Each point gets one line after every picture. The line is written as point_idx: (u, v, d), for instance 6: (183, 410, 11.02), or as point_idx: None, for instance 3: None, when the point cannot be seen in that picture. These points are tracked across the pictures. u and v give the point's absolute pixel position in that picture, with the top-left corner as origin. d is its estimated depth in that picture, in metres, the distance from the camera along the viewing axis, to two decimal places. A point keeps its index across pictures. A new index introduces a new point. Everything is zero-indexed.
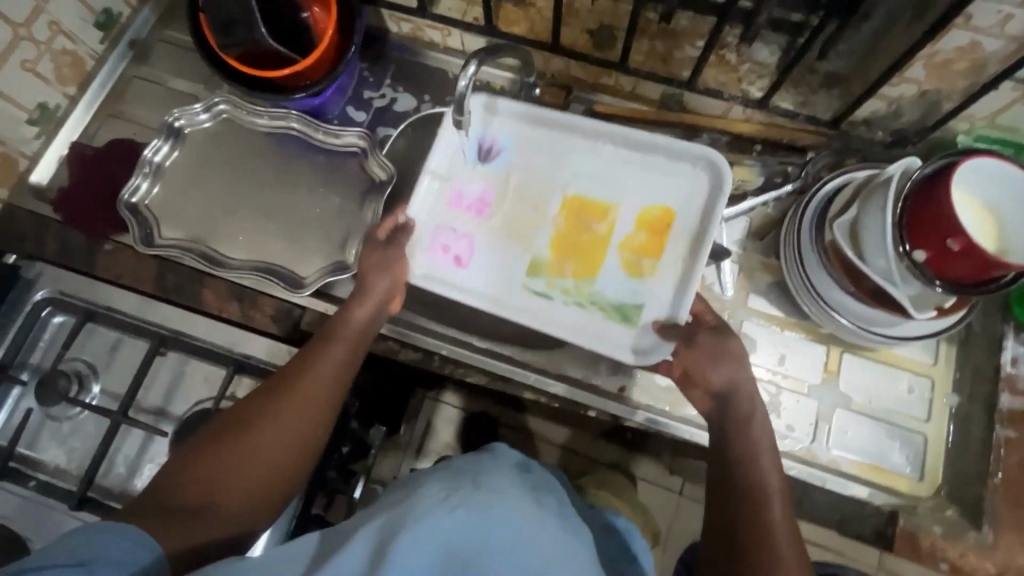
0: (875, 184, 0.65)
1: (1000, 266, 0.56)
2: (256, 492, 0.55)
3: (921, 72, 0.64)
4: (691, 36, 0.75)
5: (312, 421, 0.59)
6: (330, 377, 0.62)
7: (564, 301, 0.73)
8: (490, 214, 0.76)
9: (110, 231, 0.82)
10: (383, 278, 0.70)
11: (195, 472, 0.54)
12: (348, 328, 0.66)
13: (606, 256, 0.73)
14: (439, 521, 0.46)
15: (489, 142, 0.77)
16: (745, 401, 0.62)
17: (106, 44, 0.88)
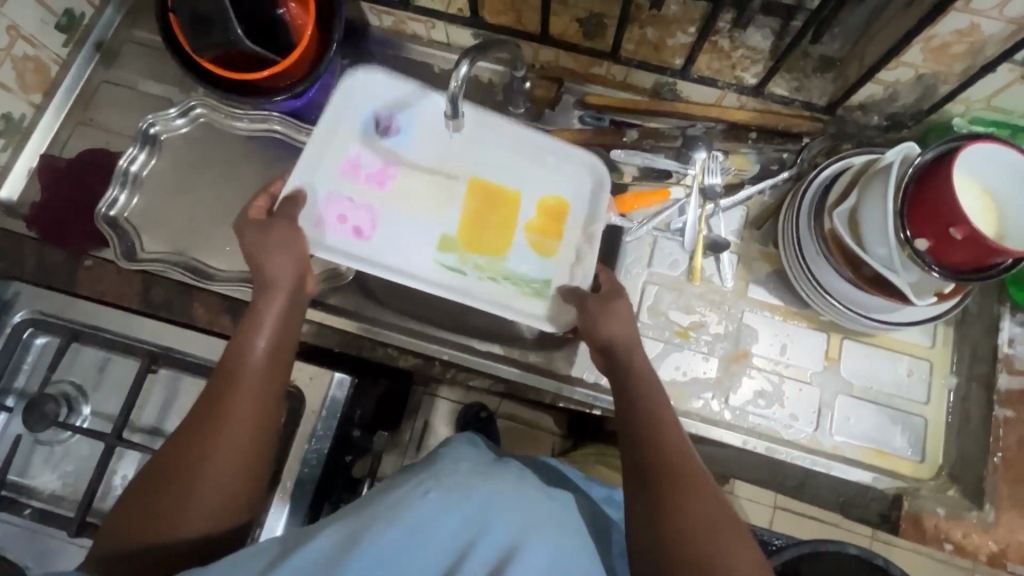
0: (875, 171, 0.64)
1: (1003, 253, 0.56)
2: (211, 514, 0.52)
3: (918, 55, 0.63)
4: (681, 22, 0.74)
5: (247, 424, 0.56)
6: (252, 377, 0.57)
7: (477, 277, 0.72)
8: (391, 188, 0.74)
9: (90, 246, 0.79)
10: (289, 261, 0.63)
11: (143, 512, 0.52)
12: (262, 322, 0.60)
13: (511, 233, 0.74)
14: (420, 513, 0.47)
15: (381, 116, 0.75)
16: (625, 354, 0.62)
17: (70, 47, 0.84)
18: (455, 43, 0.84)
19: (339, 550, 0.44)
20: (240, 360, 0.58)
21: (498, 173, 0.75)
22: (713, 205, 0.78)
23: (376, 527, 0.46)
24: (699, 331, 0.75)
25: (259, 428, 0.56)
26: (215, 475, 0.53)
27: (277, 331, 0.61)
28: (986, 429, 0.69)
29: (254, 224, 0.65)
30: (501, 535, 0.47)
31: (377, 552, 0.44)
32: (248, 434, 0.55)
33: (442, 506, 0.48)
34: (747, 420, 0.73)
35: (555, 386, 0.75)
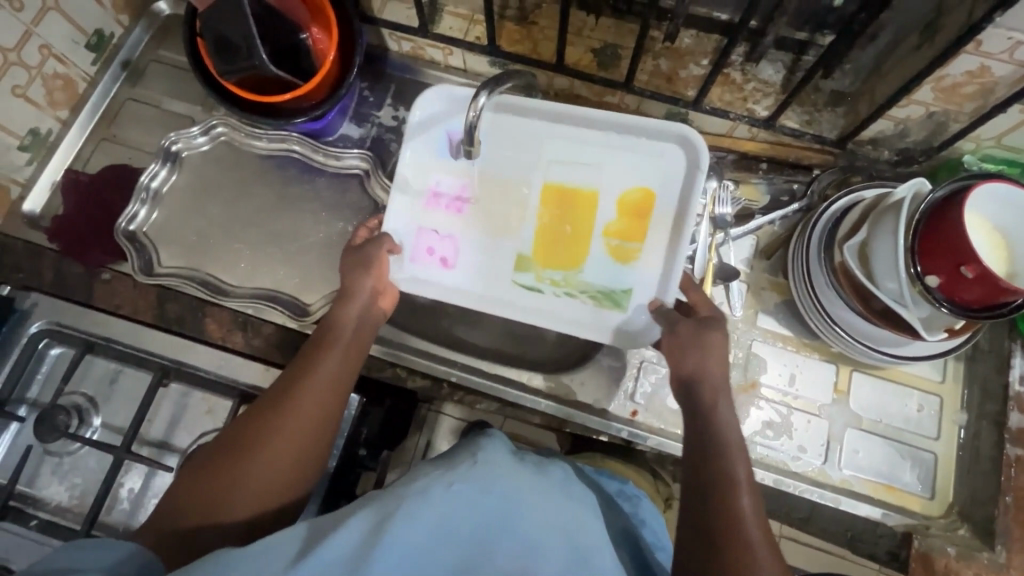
0: (884, 207, 0.65)
1: (1013, 291, 0.56)
2: (256, 497, 0.54)
3: (929, 94, 0.64)
4: (694, 53, 0.76)
5: (314, 421, 0.58)
6: (326, 376, 0.60)
7: (554, 292, 0.71)
8: (472, 206, 0.72)
9: (109, 260, 0.80)
10: (367, 278, 0.67)
11: (197, 481, 0.54)
12: (342, 329, 0.64)
13: (591, 244, 0.70)
14: (442, 503, 0.47)
15: (454, 134, 0.72)
16: (707, 393, 0.58)
17: (98, 65, 0.86)
18: (471, 69, 0.86)
19: (365, 542, 0.43)
20: (316, 359, 0.61)
21: (571, 176, 0.71)
22: (724, 233, 0.78)
23: (398, 520, 0.44)
24: None
25: (320, 426, 0.59)
26: (273, 462, 0.55)
27: (352, 335, 0.65)
28: (997, 467, 0.69)
29: (347, 248, 0.71)
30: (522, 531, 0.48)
31: (401, 546, 0.43)
32: (311, 428, 0.58)
33: (466, 502, 0.47)
34: (754, 451, 0.72)
35: (564, 412, 0.74)
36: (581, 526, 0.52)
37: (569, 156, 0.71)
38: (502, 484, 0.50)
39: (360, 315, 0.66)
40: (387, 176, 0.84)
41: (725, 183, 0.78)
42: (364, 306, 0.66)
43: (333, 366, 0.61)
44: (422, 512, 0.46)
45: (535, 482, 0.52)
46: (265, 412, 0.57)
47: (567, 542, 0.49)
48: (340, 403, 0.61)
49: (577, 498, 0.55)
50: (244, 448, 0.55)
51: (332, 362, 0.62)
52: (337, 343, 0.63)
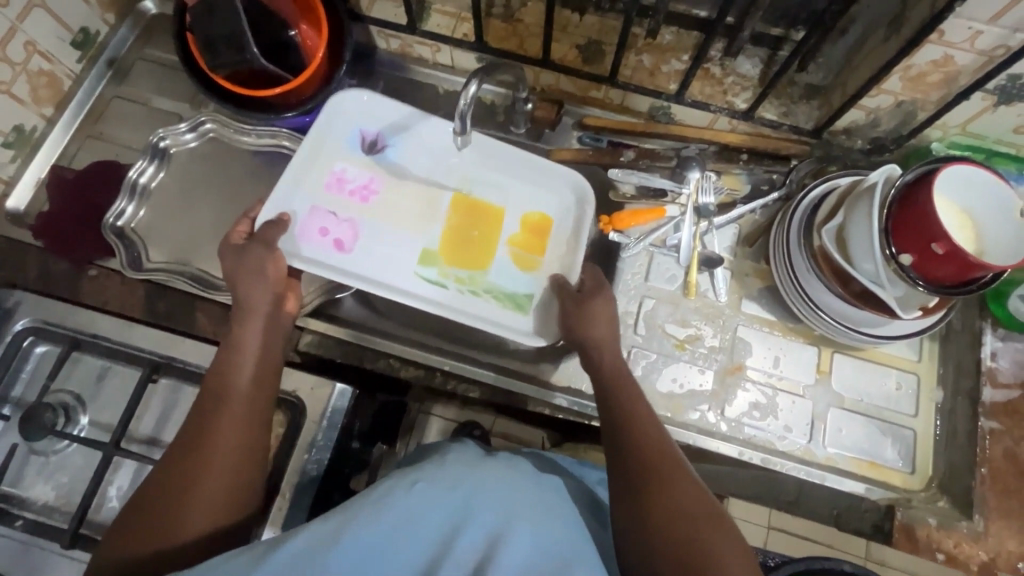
0: (859, 191, 0.68)
1: (982, 267, 0.59)
2: (200, 526, 0.54)
3: (898, 83, 0.67)
4: (675, 49, 0.79)
5: (238, 439, 0.58)
6: (240, 395, 0.60)
7: (458, 289, 0.76)
8: (379, 203, 0.78)
9: (96, 256, 0.79)
10: (265, 286, 0.68)
11: (139, 525, 0.53)
12: (247, 339, 0.65)
13: (496, 252, 0.78)
14: (405, 503, 0.47)
15: (367, 133, 0.81)
16: (597, 356, 0.66)
17: (84, 63, 0.86)
18: (459, 66, 0.88)
19: (322, 542, 0.44)
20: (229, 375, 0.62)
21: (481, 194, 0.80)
22: (708, 222, 0.80)
23: (357, 522, 0.46)
24: (695, 344, 0.77)
25: (251, 434, 0.60)
26: (213, 482, 0.55)
27: (260, 347, 0.65)
28: (972, 440, 0.71)
29: (226, 249, 0.69)
30: (488, 520, 0.48)
31: (356, 545, 0.44)
32: (241, 438, 0.58)
33: (429, 500, 0.48)
34: (742, 431, 0.74)
35: (556, 398, 0.76)
36: (552, 518, 0.51)
37: (479, 175, 0.80)
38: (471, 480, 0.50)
39: (266, 322, 0.66)
40: None
41: (706, 174, 0.80)
42: (265, 319, 0.66)
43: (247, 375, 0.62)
44: (384, 512, 0.46)
45: (503, 474, 0.53)
46: (193, 439, 0.57)
47: (530, 537, 0.48)
48: (263, 408, 0.61)
49: (550, 489, 0.55)
50: (182, 480, 0.55)
51: (245, 371, 0.62)
52: (245, 355, 0.63)
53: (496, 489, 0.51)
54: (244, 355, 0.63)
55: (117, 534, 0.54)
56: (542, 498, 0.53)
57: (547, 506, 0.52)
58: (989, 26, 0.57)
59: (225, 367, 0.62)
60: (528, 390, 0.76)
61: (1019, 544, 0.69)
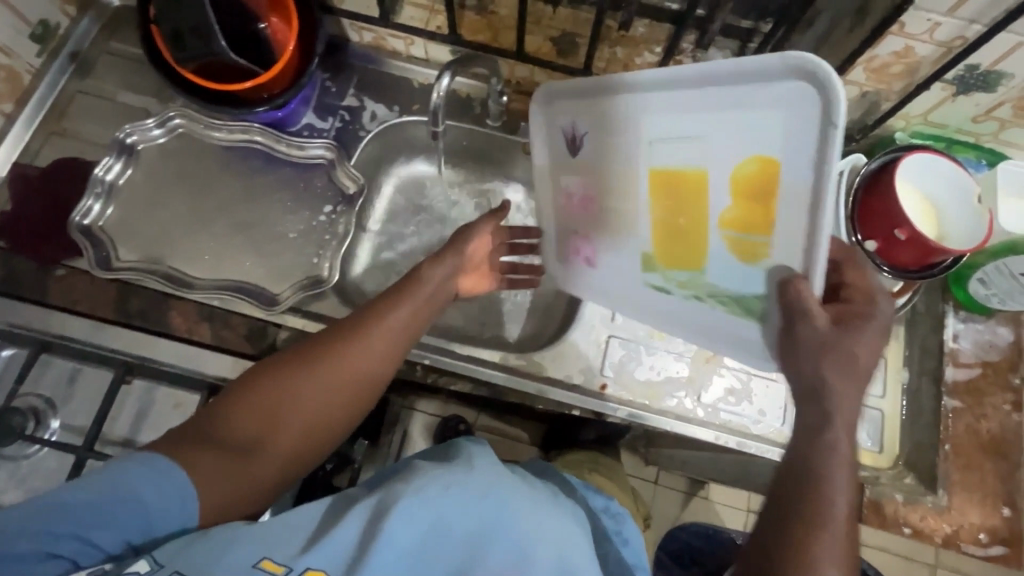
0: (826, 181, 0.69)
1: (940, 252, 0.61)
2: (291, 446, 0.56)
3: (862, 74, 0.69)
4: (649, 41, 0.79)
5: (357, 389, 0.59)
6: (376, 349, 0.60)
7: (681, 294, 0.65)
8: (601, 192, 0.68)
9: (64, 256, 0.76)
10: (456, 260, 0.70)
11: (235, 420, 0.55)
12: (412, 298, 0.64)
13: (707, 239, 0.57)
14: (437, 507, 0.47)
15: (569, 129, 0.70)
16: (814, 412, 0.50)
17: (44, 57, 0.83)
18: (433, 58, 0.88)
19: (360, 543, 0.45)
20: (372, 324, 0.61)
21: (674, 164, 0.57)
22: None
23: (394, 521, 0.46)
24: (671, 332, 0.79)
25: (366, 389, 0.60)
26: (315, 415, 0.57)
27: (408, 316, 0.63)
28: (937, 418, 0.75)
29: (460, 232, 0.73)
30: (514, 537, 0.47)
31: (393, 545, 0.45)
32: (360, 388, 0.59)
33: (465, 503, 0.48)
34: (718, 416, 0.76)
35: (536, 389, 0.76)
36: (569, 535, 0.51)
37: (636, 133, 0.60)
38: (496, 490, 0.50)
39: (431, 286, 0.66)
40: (352, 165, 0.84)
41: None
42: (431, 292, 0.66)
43: (389, 334, 0.61)
44: (418, 512, 0.47)
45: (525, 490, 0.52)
46: (319, 363, 0.58)
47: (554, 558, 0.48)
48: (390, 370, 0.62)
49: (563, 509, 0.55)
50: (292, 396, 0.56)
51: (396, 328, 0.62)
52: (400, 311, 0.63)
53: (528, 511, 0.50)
54: (391, 319, 0.62)
55: (218, 409, 0.55)
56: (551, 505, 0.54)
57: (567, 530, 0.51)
58: (946, 17, 0.59)
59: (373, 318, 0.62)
60: (510, 381, 0.77)
61: (979, 516, 0.72)
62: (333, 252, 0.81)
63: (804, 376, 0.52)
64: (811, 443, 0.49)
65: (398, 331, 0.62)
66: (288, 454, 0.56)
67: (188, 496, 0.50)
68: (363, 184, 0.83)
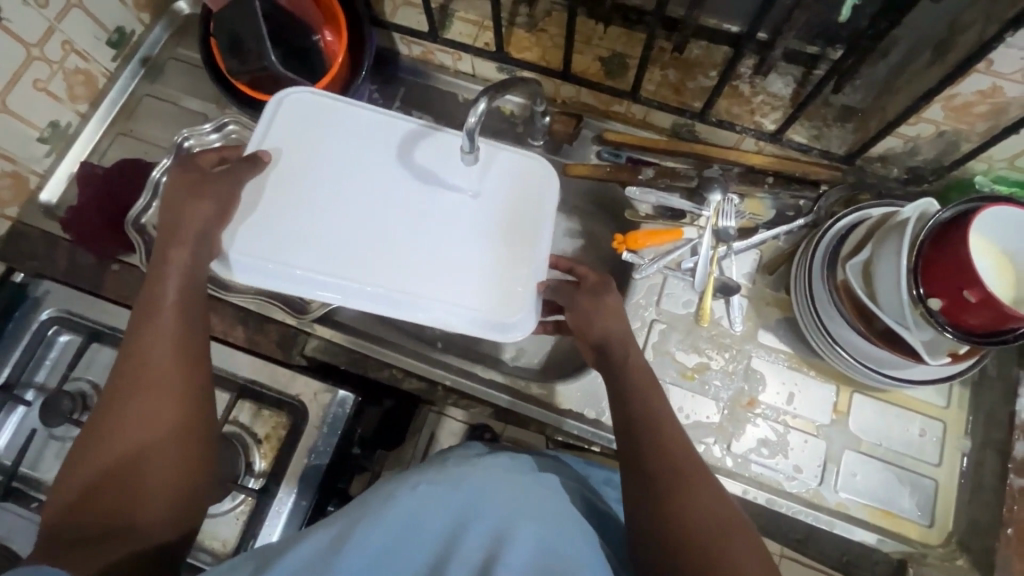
0: (889, 225, 0.64)
1: (1016, 318, 0.55)
2: (158, 489, 0.53)
3: (940, 112, 0.63)
4: (703, 65, 0.75)
5: (178, 390, 0.56)
6: (167, 352, 0.57)
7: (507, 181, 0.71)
8: (367, 182, 0.70)
9: (118, 251, 0.82)
10: (214, 227, 0.64)
11: (80, 514, 0.51)
12: (171, 296, 0.60)
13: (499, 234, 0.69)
14: (410, 506, 0.47)
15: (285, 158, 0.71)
16: (621, 349, 0.60)
17: (118, 62, 0.88)
18: (480, 74, 0.87)
19: (331, 544, 0.45)
20: (147, 338, 0.57)
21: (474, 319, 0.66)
22: (727, 247, 0.76)
23: (363, 523, 0.46)
24: (705, 374, 0.75)
25: (188, 386, 0.57)
26: (156, 438, 0.54)
27: (180, 294, 0.60)
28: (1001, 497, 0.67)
29: (188, 183, 0.65)
30: (487, 526, 0.47)
31: (365, 544, 0.44)
32: (172, 396, 0.56)
33: (436, 499, 0.48)
34: (749, 469, 0.71)
35: (559, 421, 0.74)
36: (548, 515, 0.51)
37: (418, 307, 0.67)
38: (469, 481, 0.51)
39: (193, 254, 0.62)
40: None
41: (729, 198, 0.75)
42: (190, 260, 0.61)
43: (168, 333, 0.58)
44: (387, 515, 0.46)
45: (503, 479, 0.52)
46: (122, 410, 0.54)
47: (536, 535, 0.47)
48: (196, 363, 0.59)
49: (548, 494, 0.54)
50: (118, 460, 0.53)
51: (170, 320, 0.58)
52: (167, 303, 0.59)
53: (507, 492, 0.51)
54: (161, 322, 0.58)
55: (59, 522, 0.51)
56: (542, 491, 0.54)
57: (543, 509, 0.51)
58: None
59: (142, 349, 0.57)
60: (507, 402, 0.76)
61: None
62: None
63: (616, 332, 0.61)
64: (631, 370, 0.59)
65: (175, 325, 0.58)
66: (163, 499, 0.53)
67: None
68: None
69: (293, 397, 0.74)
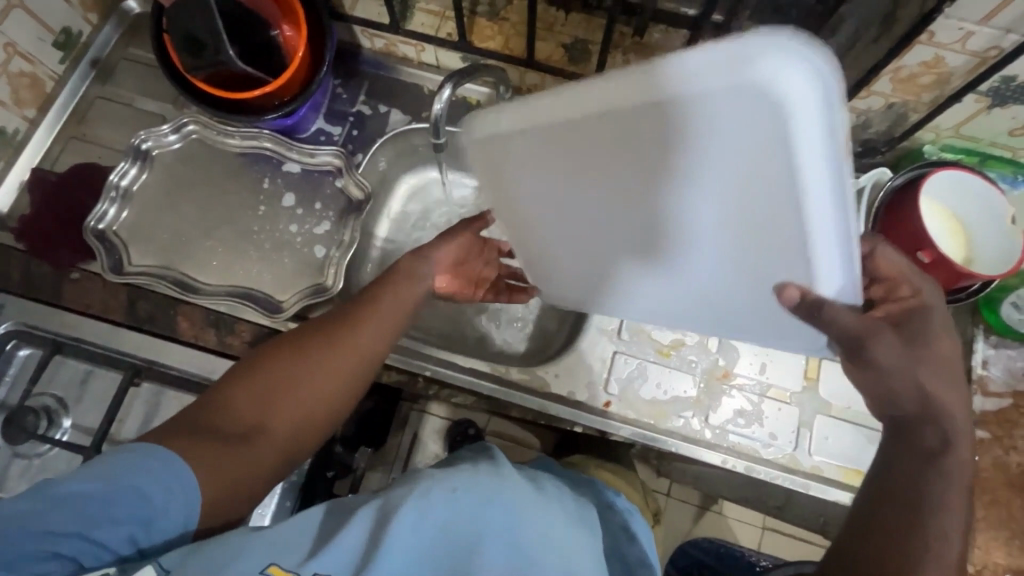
0: (847, 197, 0.67)
1: (967, 277, 0.58)
2: (294, 429, 0.54)
3: (888, 85, 0.65)
4: (664, 48, 0.77)
5: (360, 367, 0.59)
6: (375, 328, 0.60)
7: (738, 198, 0.41)
8: (551, 218, 0.54)
9: (76, 259, 0.79)
10: (450, 244, 0.68)
11: (236, 409, 0.53)
12: (405, 276, 0.64)
13: (737, 254, 0.47)
14: (444, 511, 0.46)
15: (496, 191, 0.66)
16: (916, 406, 0.51)
17: (67, 64, 0.85)
18: (443, 65, 0.87)
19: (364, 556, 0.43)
20: (369, 305, 0.61)
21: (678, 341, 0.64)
22: None
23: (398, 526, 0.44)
24: (680, 350, 0.76)
25: (363, 368, 0.59)
26: (317, 395, 0.56)
27: (404, 287, 0.63)
28: None
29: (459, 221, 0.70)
30: (519, 545, 0.46)
31: (401, 550, 0.43)
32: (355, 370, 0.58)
33: (473, 508, 0.47)
34: (727, 439, 0.73)
35: (541, 404, 0.75)
36: (571, 541, 0.49)
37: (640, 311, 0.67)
38: (504, 497, 0.48)
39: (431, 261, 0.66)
40: (360, 174, 0.84)
41: None
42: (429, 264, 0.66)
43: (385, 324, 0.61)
44: (420, 522, 0.45)
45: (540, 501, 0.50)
46: (315, 344, 0.58)
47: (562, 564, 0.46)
48: (379, 353, 0.60)
49: (571, 512, 0.52)
50: (286, 381, 0.55)
51: (392, 311, 0.61)
52: (393, 284, 0.63)
53: (537, 512, 0.49)
54: (386, 302, 0.62)
55: (220, 399, 0.54)
56: (579, 521, 0.52)
57: (566, 530, 0.49)
58: (980, 26, 0.55)
59: (360, 309, 0.61)
60: (506, 395, 0.76)
61: (1006, 557, 0.68)
62: (338, 259, 0.80)
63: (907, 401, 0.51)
64: (911, 426, 0.51)
65: (393, 309, 0.62)
66: (292, 435, 0.54)
67: (193, 491, 0.48)
68: (371, 193, 0.82)
69: None
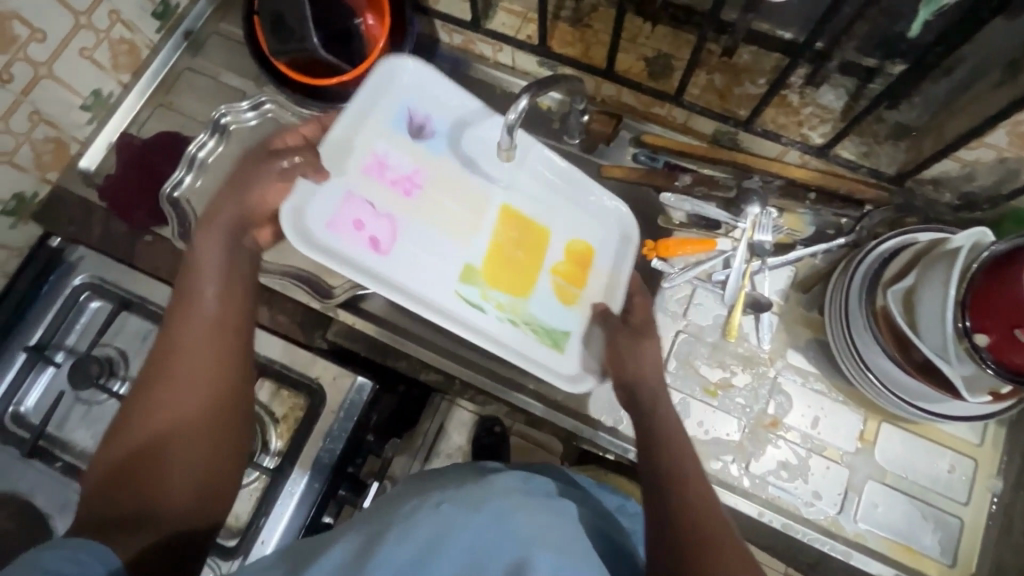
0: (934, 254, 0.61)
1: None
2: (192, 484, 0.50)
3: (1004, 138, 0.60)
4: (751, 71, 0.71)
5: (226, 385, 0.54)
6: (209, 345, 0.54)
7: (497, 316, 0.66)
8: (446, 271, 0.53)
9: (152, 223, 0.84)
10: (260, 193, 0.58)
11: (109, 501, 0.47)
12: (213, 264, 0.57)
13: (539, 280, 0.68)
14: (432, 521, 0.45)
15: (415, 115, 0.68)
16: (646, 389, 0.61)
17: (162, 34, 0.89)
18: (519, 67, 0.85)
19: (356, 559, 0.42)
20: (186, 322, 0.54)
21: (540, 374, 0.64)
22: (761, 261, 0.75)
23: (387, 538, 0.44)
24: (728, 391, 0.73)
25: (228, 383, 0.54)
26: (195, 445, 0.51)
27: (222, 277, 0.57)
28: None
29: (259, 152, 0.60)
30: (519, 543, 0.45)
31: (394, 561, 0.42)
32: (222, 385, 0.53)
33: (460, 515, 0.46)
34: (766, 490, 0.70)
35: (575, 426, 0.75)
36: (573, 545, 0.47)
37: (513, 319, 0.66)
38: (497, 501, 0.48)
39: (225, 237, 0.58)
40: None
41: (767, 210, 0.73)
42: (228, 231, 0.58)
43: (206, 322, 0.55)
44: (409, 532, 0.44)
45: (535, 505, 0.49)
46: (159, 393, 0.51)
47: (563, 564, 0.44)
48: (238, 364, 0.55)
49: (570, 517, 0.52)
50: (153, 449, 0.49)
51: (213, 302, 0.56)
52: (214, 286, 0.56)
53: (534, 519, 0.48)
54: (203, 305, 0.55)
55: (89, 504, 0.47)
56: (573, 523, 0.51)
57: (567, 537, 0.48)
58: None
59: (182, 333, 0.54)
60: (542, 412, 0.75)
61: None
62: None
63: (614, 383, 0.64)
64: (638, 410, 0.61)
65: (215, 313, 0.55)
66: (193, 493, 0.50)
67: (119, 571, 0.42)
68: None
69: (315, 380, 0.74)
